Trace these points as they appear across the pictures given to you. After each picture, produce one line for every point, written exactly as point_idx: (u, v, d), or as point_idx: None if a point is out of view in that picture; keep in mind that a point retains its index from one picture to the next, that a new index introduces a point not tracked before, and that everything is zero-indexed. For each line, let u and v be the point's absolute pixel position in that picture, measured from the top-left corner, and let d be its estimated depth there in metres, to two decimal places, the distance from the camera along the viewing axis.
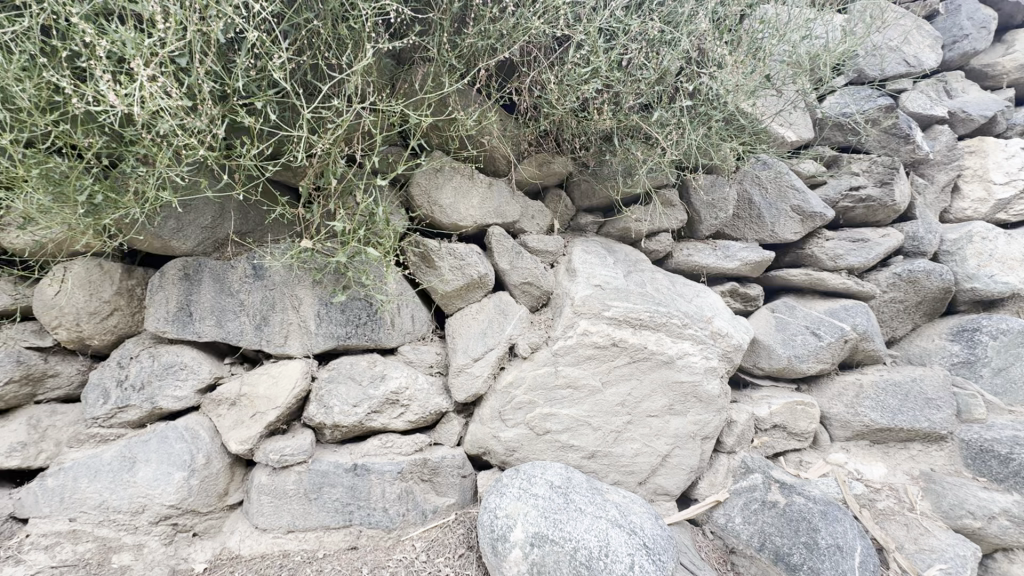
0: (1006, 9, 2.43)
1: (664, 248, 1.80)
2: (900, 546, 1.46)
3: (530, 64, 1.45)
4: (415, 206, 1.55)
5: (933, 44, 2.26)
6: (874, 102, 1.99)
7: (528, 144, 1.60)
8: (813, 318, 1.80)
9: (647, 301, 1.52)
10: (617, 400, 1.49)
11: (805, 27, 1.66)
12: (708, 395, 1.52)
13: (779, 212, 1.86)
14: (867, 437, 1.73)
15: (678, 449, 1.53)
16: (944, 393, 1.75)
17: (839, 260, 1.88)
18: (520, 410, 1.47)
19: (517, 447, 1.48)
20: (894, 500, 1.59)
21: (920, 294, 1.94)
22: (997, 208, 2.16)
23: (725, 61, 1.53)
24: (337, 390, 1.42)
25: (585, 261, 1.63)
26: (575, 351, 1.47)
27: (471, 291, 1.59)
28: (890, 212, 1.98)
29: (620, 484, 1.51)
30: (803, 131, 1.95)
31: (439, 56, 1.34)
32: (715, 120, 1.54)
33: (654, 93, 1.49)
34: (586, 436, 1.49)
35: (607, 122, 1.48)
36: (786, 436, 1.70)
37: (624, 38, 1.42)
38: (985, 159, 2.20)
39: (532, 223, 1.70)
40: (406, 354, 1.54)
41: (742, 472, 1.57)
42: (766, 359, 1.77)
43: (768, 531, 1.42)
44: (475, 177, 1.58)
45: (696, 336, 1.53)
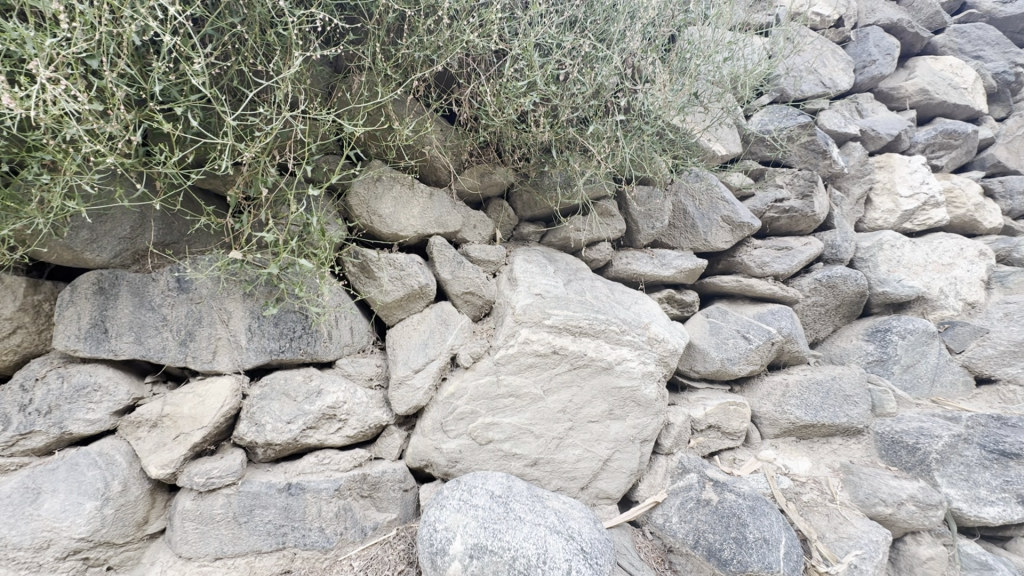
0: (907, 39, 2.68)
1: (604, 257, 1.85)
2: (822, 536, 1.57)
3: (468, 77, 1.47)
4: (353, 215, 1.53)
5: (844, 68, 2.46)
6: (793, 120, 2.15)
7: (468, 154, 1.61)
8: (743, 322, 1.89)
9: (587, 309, 1.56)
10: (558, 406, 1.51)
11: (728, 48, 1.77)
12: (646, 399, 1.57)
13: (711, 222, 1.95)
14: (793, 433, 1.84)
15: (618, 453, 1.56)
16: (860, 390, 1.88)
17: (765, 267, 2.00)
18: (462, 421, 1.47)
19: (460, 458, 1.47)
20: (817, 492, 1.69)
21: (839, 297, 2.08)
22: (905, 218, 2.35)
23: (656, 78, 1.61)
24: (269, 407, 1.37)
25: (526, 270, 1.66)
26: (516, 359, 1.49)
27: (413, 301, 1.58)
28: (810, 222, 2.13)
29: (562, 490, 1.53)
30: (732, 145, 2.06)
31: (374, 65, 1.33)
32: (647, 134, 1.58)
33: (589, 107, 1.53)
34: (529, 444, 1.50)
35: (544, 134, 1.50)
36: (720, 436, 1.78)
37: (559, 53, 1.46)
38: (892, 174, 2.40)
39: (474, 233, 1.71)
40: (344, 367, 1.50)
41: (679, 472, 1.63)
42: (701, 362, 1.85)
43: (702, 528, 1.47)
44: (415, 187, 1.58)
45: (633, 342, 1.58)
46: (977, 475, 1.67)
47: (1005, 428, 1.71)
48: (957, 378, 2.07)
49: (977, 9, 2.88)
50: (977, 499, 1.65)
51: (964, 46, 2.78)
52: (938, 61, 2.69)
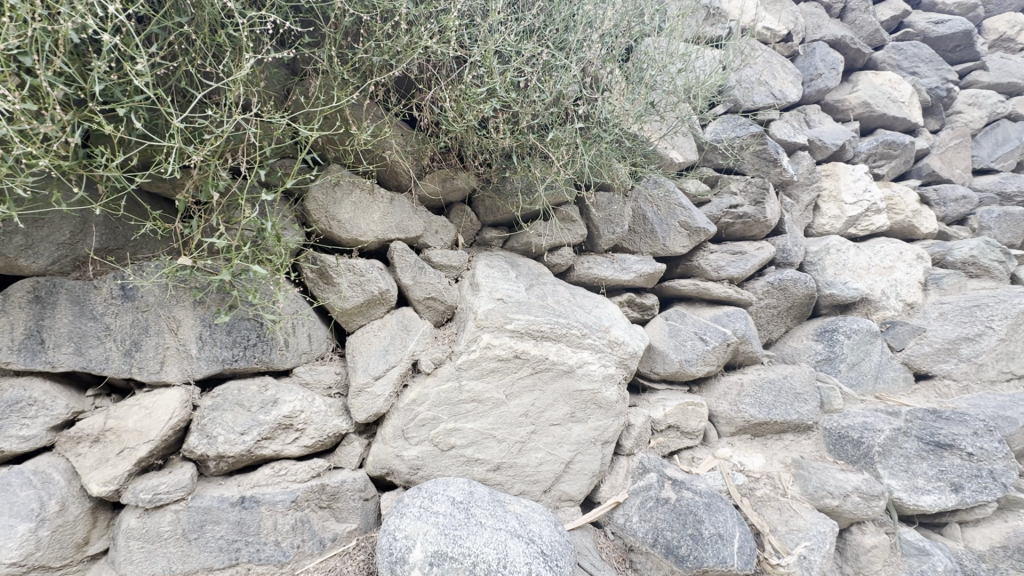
0: (851, 55, 2.84)
1: (566, 262, 1.88)
2: (773, 529, 1.64)
3: (427, 82, 1.47)
4: (311, 220, 1.50)
5: (793, 81, 2.59)
6: (746, 130, 2.23)
7: (429, 160, 1.61)
8: (700, 324, 1.95)
9: (548, 313, 1.58)
10: (520, 411, 1.52)
11: (682, 59, 1.83)
12: (607, 401, 1.59)
13: (669, 227, 2.01)
14: (749, 431, 1.90)
15: (579, 455, 1.58)
16: (810, 388, 1.97)
17: (720, 271, 2.07)
18: (423, 427, 1.46)
19: (422, 465, 1.46)
20: (769, 487, 1.76)
21: (790, 299, 2.17)
22: (850, 223, 2.48)
23: (613, 88, 1.65)
24: (221, 418, 1.32)
25: (487, 275, 1.66)
26: (478, 364, 1.49)
27: (374, 307, 1.56)
28: (762, 227, 2.22)
29: (525, 494, 1.53)
30: (689, 153, 2.12)
31: (331, 68, 1.31)
32: (605, 141, 1.61)
33: (549, 114, 1.55)
34: (491, 449, 1.50)
35: (504, 141, 1.52)
36: (679, 435, 1.82)
37: (518, 61, 1.48)
38: (838, 181, 2.53)
39: (435, 238, 1.71)
40: (301, 375, 1.47)
41: (639, 472, 1.66)
42: (660, 364, 1.90)
43: (661, 526, 1.51)
44: (375, 192, 1.57)
45: (594, 345, 1.60)
46: (916, 466, 1.77)
47: (939, 421, 1.83)
48: (898, 374, 2.19)
49: (912, 28, 3.08)
50: (915, 489, 1.75)
51: (901, 62, 2.96)
52: (878, 76, 2.85)
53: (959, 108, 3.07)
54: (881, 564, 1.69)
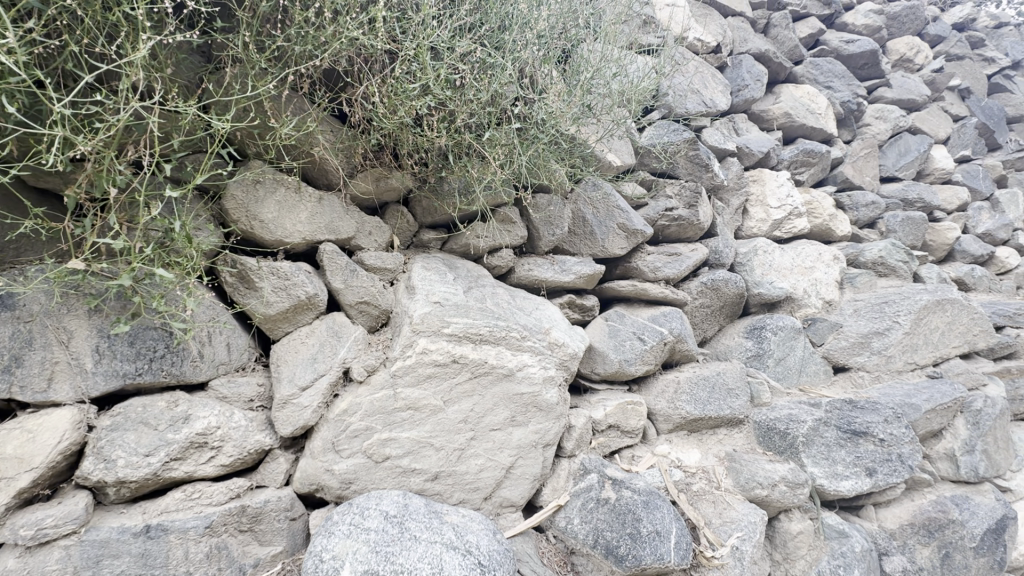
0: (773, 68, 3.01)
1: (506, 264, 1.86)
2: (708, 522, 1.68)
3: (357, 76, 1.41)
4: (230, 220, 1.40)
5: (722, 91, 2.71)
6: (680, 135, 2.30)
7: (361, 157, 1.54)
8: (638, 324, 1.99)
9: (487, 316, 1.55)
10: (459, 417, 1.48)
11: (617, 64, 1.86)
12: (547, 404, 1.58)
13: (608, 229, 2.04)
14: (686, 428, 1.95)
15: (521, 460, 1.56)
16: (741, 383, 2.05)
17: (657, 272, 2.13)
18: (356, 438, 1.39)
19: (354, 478, 1.38)
20: (705, 481, 1.81)
21: (722, 298, 2.26)
22: (775, 226, 2.63)
23: (549, 90, 1.65)
24: (122, 439, 1.19)
25: (424, 277, 1.61)
26: (414, 371, 1.44)
27: (301, 312, 1.47)
28: (696, 229, 2.30)
29: (465, 503, 1.49)
30: (626, 157, 2.16)
31: (247, 56, 1.22)
32: (542, 142, 1.60)
33: (485, 114, 1.52)
34: (429, 458, 1.45)
35: (440, 139, 1.47)
36: (619, 435, 1.84)
37: (452, 57, 1.44)
38: (764, 186, 2.68)
39: (369, 240, 1.64)
40: (218, 388, 1.36)
41: (581, 474, 1.65)
42: (601, 364, 1.91)
43: (601, 527, 1.51)
44: (302, 191, 1.48)
45: (534, 347, 1.58)
46: (835, 453, 1.89)
47: (855, 410, 1.96)
48: (819, 368, 2.33)
49: (827, 46, 3.31)
50: (835, 475, 1.86)
51: (818, 77, 3.18)
52: (798, 88, 3.04)
53: (868, 121, 3.33)
54: (807, 549, 1.77)
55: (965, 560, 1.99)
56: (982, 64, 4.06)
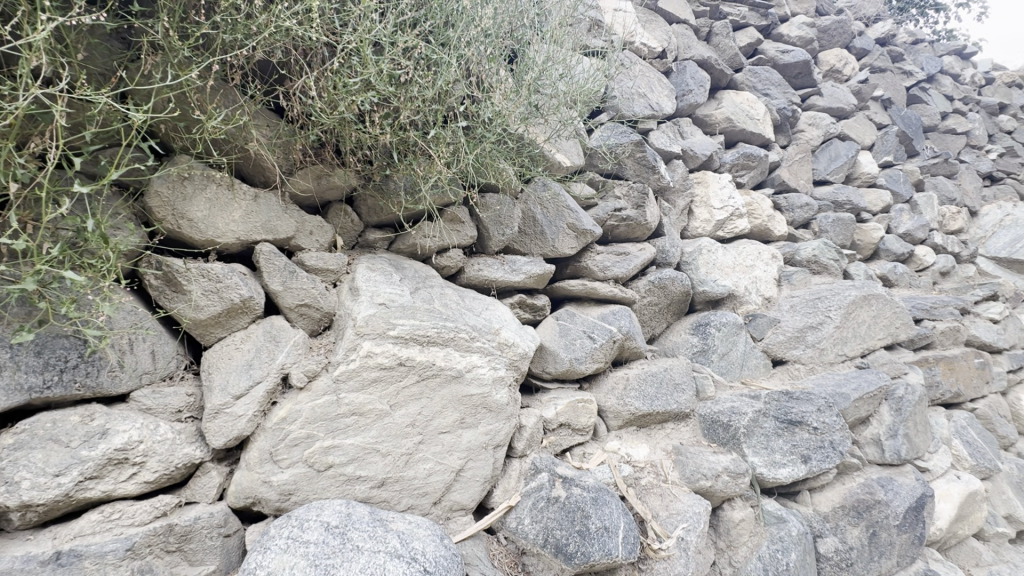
0: (716, 74, 3.14)
1: (455, 264, 1.83)
2: (655, 515, 1.72)
3: (294, 69, 1.35)
4: (154, 219, 1.31)
5: (668, 95, 2.79)
6: (627, 138, 2.35)
7: (300, 154, 1.48)
8: (589, 322, 2.01)
9: (435, 317, 1.52)
10: (406, 421, 1.45)
11: (564, 66, 1.88)
12: (497, 405, 1.57)
13: (558, 229, 2.05)
14: (635, 423, 1.98)
15: (470, 462, 1.54)
16: (687, 378, 2.12)
17: (606, 271, 2.16)
18: (296, 448, 1.33)
19: (294, 489, 1.32)
20: (653, 475, 1.85)
21: (669, 296, 2.33)
22: (717, 227, 2.74)
23: (496, 88, 1.64)
24: (27, 459, 1.08)
25: (368, 278, 1.56)
26: (358, 375, 1.39)
27: (235, 316, 1.40)
28: (644, 230, 2.36)
29: (413, 509, 1.46)
30: (575, 158, 2.19)
31: (169, 44, 1.14)
32: (489, 141, 1.59)
33: (431, 111, 1.49)
34: (375, 464, 1.40)
35: (383, 136, 1.43)
36: (570, 433, 1.85)
37: (395, 51, 1.40)
38: (707, 188, 2.78)
39: (310, 240, 1.58)
40: (141, 399, 1.26)
41: (532, 474, 1.65)
42: (552, 363, 1.91)
43: (551, 526, 1.51)
44: (235, 189, 1.41)
45: (483, 348, 1.57)
46: (773, 443, 1.98)
47: (791, 401, 2.06)
48: (759, 361, 2.44)
49: (764, 55, 3.48)
50: (773, 463, 1.95)
51: (757, 84, 3.34)
52: (738, 95, 3.18)
53: (802, 127, 3.53)
54: (748, 535, 1.85)
55: (889, 537, 2.14)
56: (902, 76, 4.38)
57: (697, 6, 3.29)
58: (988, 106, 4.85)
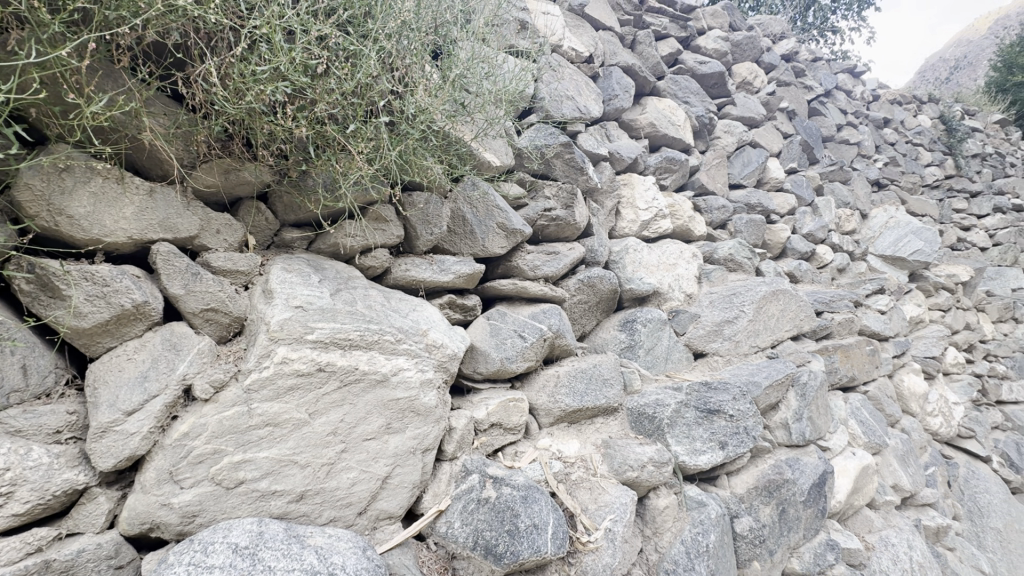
0: (640, 81, 3.27)
1: (381, 264, 1.77)
2: (584, 509, 1.75)
3: (194, 54, 1.25)
4: (24, 215, 1.16)
5: (595, 99, 2.88)
6: (555, 139, 2.39)
7: (204, 146, 1.37)
8: (519, 321, 2.01)
9: (357, 320, 1.46)
10: (327, 429, 1.38)
11: (488, 64, 1.87)
12: (426, 408, 1.53)
13: (488, 229, 2.04)
14: (565, 420, 2.02)
15: (397, 469, 1.49)
16: (615, 373, 2.19)
17: (537, 270, 2.18)
18: (200, 464, 1.23)
19: (199, 510, 1.22)
20: (583, 469, 1.88)
21: (598, 294, 2.39)
22: (643, 226, 2.85)
23: (419, 84, 1.60)
24: None
25: (284, 280, 1.47)
26: (273, 383, 1.31)
27: (127, 324, 1.26)
28: (573, 229, 2.41)
29: (336, 521, 1.39)
30: (505, 157, 2.19)
31: (39, 17, 1.01)
32: (413, 138, 1.56)
33: (351, 106, 1.43)
34: (292, 477, 1.32)
35: (298, 129, 1.36)
36: (502, 432, 1.85)
37: (308, 40, 1.33)
38: (633, 190, 2.89)
39: (216, 239, 1.47)
40: (9, 421, 1.10)
41: (462, 476, 1.63)
42: (483, 363, 1.90)
43: (481, 528, 1.49)
44: (126, 182, 1.28)
45: (410, 350, 1.53)
46: (694, 431, 2.09)
47: (710, 391, 2.19)
48: (682, 355, 2.57)
49: (684, 65, 3.68)
50: (694, 451, 2.05)
51: (677, 92, 3.52)
52: (661, 101, 3.34)
53: (718, 134, 3.76)
54: (672, 521, 1.93)
55: (796, 512, 2.33)
56: (804, 90, 4.80)
57: (622, 14, 3.42)
58: (876, 120, 5.41)
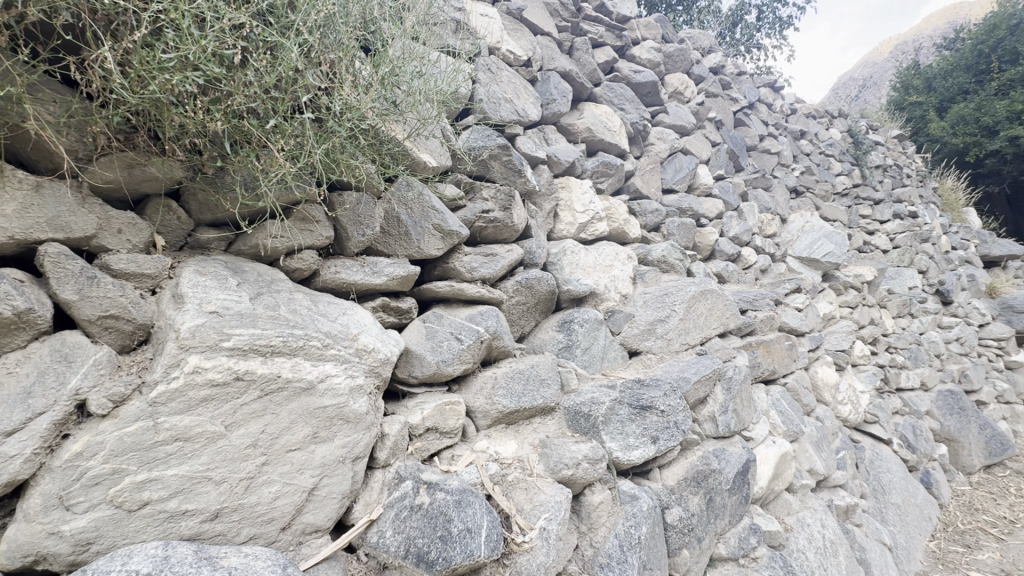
0: (577, 86, 3.34)
1: (308, 266, 1.70)
2: (520, 509, 1.76)
3: (89, 37, 1.14)
4: None
5: (533, 102, 2.92)
6: (493, 141, 2.40)
7: (103, 138, 1.25)
8: (456, 323, 1.99)
9: (280, 325, 1.39)
10: (246, 442, 1.30)
11: (418, 62, 1.82)
12: (356, 415, 1.48)
13: (423, 230, 2.01)
14: (503, 421, 2.03)
15: (325, 480, 1.43)
16: (552, 373, 2.22)
17: (474, 272, 2.17)
18: (97, 487, 1.12)
19: (95, 537, 1.11)
20: (519, 470, 1.90)
21: (536, 295, 2.41)
22: (581, 229, 2.92)
23: (346, 80, 1.54)
24: None
25: (196, 283, 1.37)
26: (183, 395, 1.22)
27: (7, 334, 1.13)
28: (511, 231, 2.42)
29: (256, 538, 1.32)
30: (442, 158, 2.17)
31: None
32: (341, 136, 1.50)
33: (271, 100, 1.36)
34: (206, 494, 1.23)
35: (213, 122, 1.27)
36: (438, 436, 1.82)
37: (221, 28, 1.24)
38: (570, 193, 2.95)
39: (119, 240, 1.35)
40: None
41: (395, 483, 1.59)
42: (418, 367, 1.86)
43: (413, 535, 1.46)
44: (6, 176, 1.15)
45: (338, 355, 1.47)
46: (627, 427, 2.16)
47: (642, 388, 2.27)
48: (617, 353, 2.64)
49: (619, 73, 3.81)
50: (628, 447, 2.12)
51: (613, 98, 3.63)
52: (598, 107, 3.43)
53: (652, 141, 3.92)
54: (606, 516, 1.98)
55: (722, 500, 2.47)
56: (730, 101, 5.10)
57: (559, 21, 3.49)
58: (793, 132, 5.85)
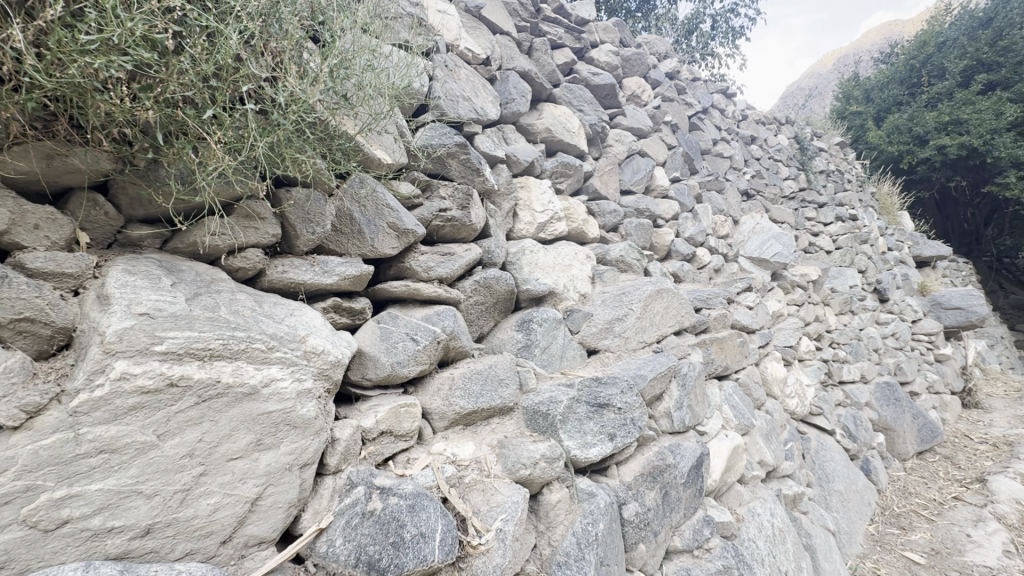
0: (536, 87, 3.35)
1: (253, 265, 1.62)
2: (477, 511, 1.74)
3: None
4: None
5: (492, 101, 2.90)
6: (450, 139, 2.37)
7: (15, 126, 1.15)
8: (412, 324, 1.95)
9: (220, 327, 1.32)
10: (181, 452, 1.22)
11: (369, 55, 1.77)
12: (303, 420, 1.42)
13: (377, 229, 1.95)
14: (461, 422, 2.00)
15: (269, 489, 1.36)
16: (510, 372, 2.21)
17: (430, 272, 2.13)
18: (6, 506, 1.02)
19: (6, 561, 1.02)
20: (477, 471, 1.87)
21: (494, 295, 2.40)
22: (540, 228, 2.92)
23: (291, 71, 1.48)
24: None
25: (124, 283, 1.27)
26: (109, 404, 1.13)
27: None
28: (470, 230, 2.39)
29: (194, 554, 1.25)
30: (397, 155, 2.11)
31: None
32: (286, 129, 1.44)
33: (209, 89, 1.28)
34: (136, 510, 1.16)
35: (143, 111, 1.18)
36: (393, 440, 1.77)
37: (151, 10, 1.15)
38: (530, 192, 2.95)
39: (36, 236, 1.25)
40: None
41: (346, 490, 1.53)
42: (372, 369, 1.81)
43: (365, 542, 1.41)
44: None
45: (284, 358, 1.41)
46: (585, 425, 2.18)
47: (600, 386, 2.30)
48: (576, 352, 2.66)
49: (578, 75, 3.85)
50: (585, 445, 2.13)
51: (572, 100, 3.66)
52: (557, 108, 3.45)
53: (610, 143, 3.99)
54: (564, 514, 1.99)
55: (677, 493, 2.53)
56: (685, 106, 5.25)
57: (518, 21, 3.49)
58: (744, 137, 6.09)
